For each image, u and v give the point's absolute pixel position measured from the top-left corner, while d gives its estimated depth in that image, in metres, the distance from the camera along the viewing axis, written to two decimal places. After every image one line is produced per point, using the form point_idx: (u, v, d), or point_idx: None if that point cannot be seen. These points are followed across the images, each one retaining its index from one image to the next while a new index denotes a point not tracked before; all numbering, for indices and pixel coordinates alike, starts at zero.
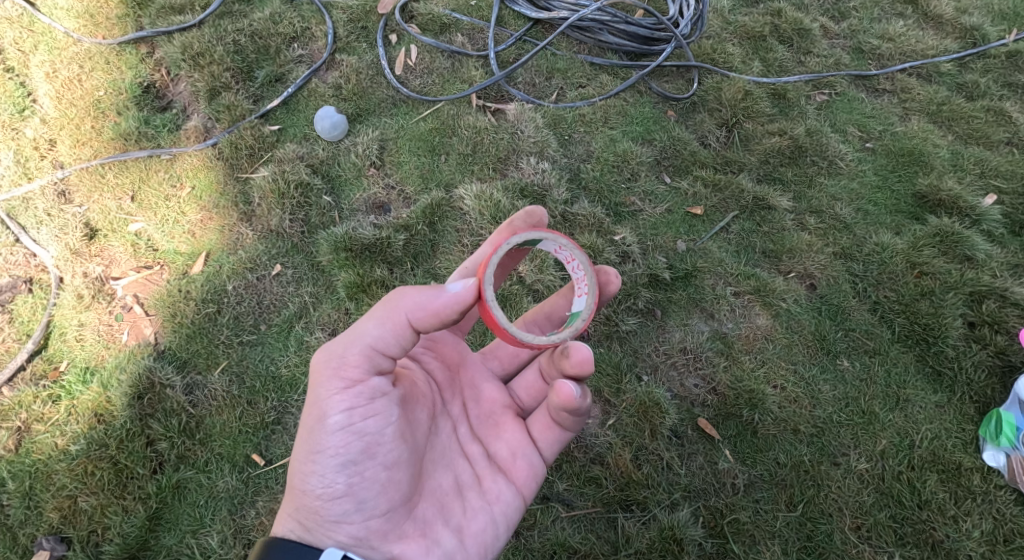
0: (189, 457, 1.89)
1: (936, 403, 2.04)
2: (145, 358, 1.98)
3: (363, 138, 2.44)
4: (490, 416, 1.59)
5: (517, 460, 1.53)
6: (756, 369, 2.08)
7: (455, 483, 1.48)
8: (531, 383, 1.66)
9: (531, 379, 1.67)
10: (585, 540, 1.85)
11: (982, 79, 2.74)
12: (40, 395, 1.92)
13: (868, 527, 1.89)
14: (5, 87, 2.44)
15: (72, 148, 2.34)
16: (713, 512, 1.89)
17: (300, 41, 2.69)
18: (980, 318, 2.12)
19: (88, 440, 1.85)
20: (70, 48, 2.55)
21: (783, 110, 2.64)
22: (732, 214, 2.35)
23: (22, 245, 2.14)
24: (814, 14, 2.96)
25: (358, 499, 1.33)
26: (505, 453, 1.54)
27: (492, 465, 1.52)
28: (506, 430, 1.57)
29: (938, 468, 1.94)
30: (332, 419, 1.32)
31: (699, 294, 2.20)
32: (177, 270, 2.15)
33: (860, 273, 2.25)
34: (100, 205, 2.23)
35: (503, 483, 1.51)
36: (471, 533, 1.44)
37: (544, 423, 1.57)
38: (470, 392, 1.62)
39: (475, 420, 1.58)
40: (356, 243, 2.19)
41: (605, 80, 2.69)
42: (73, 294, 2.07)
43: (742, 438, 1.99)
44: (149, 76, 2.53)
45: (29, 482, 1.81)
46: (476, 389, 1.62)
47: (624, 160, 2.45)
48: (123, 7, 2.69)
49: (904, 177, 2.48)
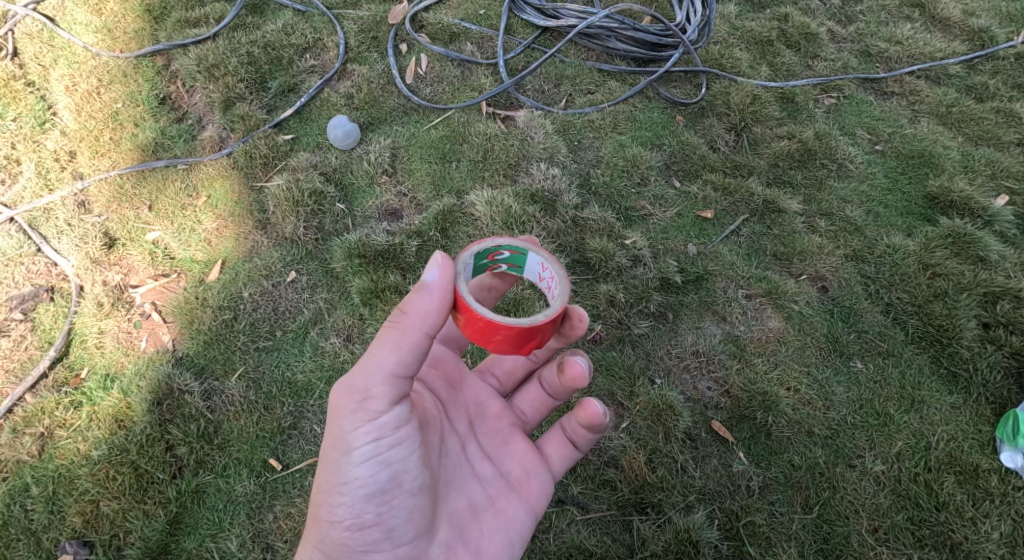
0: (208, 461, 1.91)
1: (952, 404, 2.04)
2: (164, 365, 2.01)
3: (375, 146, 2.47)
4: (499, 433, 1.64)
5: (530, 479, 1.60)
6: (769, 371, 2.08)
7: (470, 503, 1.50)
8: (534, 399, 1.74)
9: (537, 399, 1.74)
10: (601, 543, 1.85)
11: (991, 81, 2.75)
12: (62, 402, 1.95)
13: (885, 529, 1.88)
14: (26, 101, 2.49)
15: (91, 159, 2.38)
16: (728, 514, 1.89)
17: (313, 52, 2.73)
18: (994, 318, 2.12)
19: (110, 446, 1.88)
20: (89, 62, 2.60)
21: (792, 113, 2.65)
22: (742, 218, 2.36)
23: (43, 254, 2.18)
24: (820, 18, 2.98)
25: (383, 526, 1.35)
26: (518, 471, 1.59)
27: (505, 484, 1.57)
28: (515, 447, 1.62)
29: (956, 470, 1.93)
30: (358, 445, 1.31)
31: (710, 297, 2.21)
32: (193, 278, 2.19)
33: (872, 274, 2.25)
34: (119, 214, 2.28)
35: (521, 502, 1.57)
36: (488, 553, 1.48)
37: (559, 441, 1.67)
38: (475, 409, 1.65)
39: (484, 437, 1.61)
40: (369, 250, 2.22)
41: (613, 86, 2.71)
42: (93, 302, 2.11)
43: (756, 440, 1.99)
44: (165, 88, 2.58)
45: (52, 487, 1.84)
46: (481, 405, 1.67)
47: (634, 165, 2.47)
48: (140, 21, 2.75)
49: (915, 179, 2.48)
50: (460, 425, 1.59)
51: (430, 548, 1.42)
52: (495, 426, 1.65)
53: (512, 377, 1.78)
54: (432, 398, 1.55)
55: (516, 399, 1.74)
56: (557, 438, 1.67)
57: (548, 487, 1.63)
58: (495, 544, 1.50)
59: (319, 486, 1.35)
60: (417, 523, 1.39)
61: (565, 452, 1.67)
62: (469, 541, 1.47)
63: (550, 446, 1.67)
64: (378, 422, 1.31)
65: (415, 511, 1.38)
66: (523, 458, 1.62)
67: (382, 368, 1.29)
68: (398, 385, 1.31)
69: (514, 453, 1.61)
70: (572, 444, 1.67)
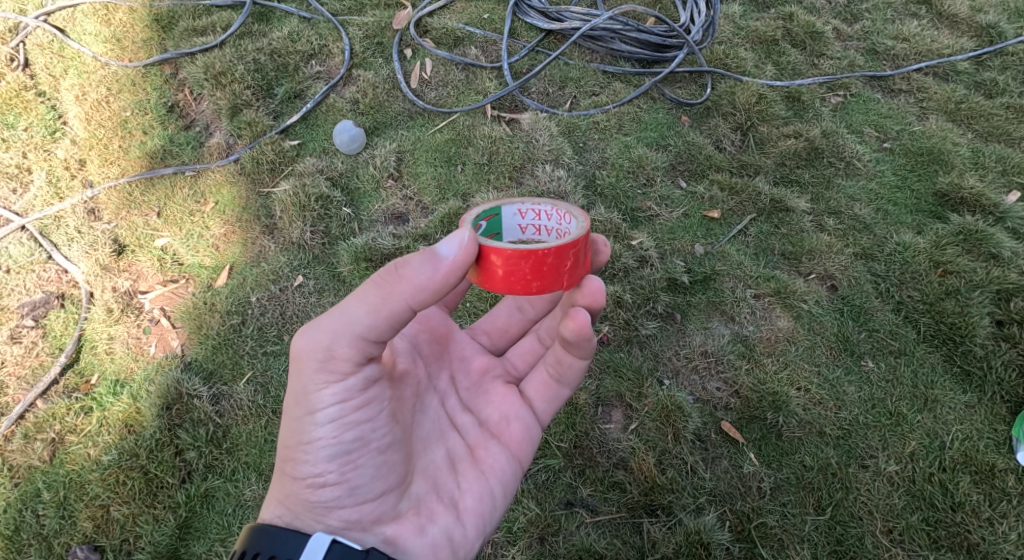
0: (217, 466, 1.91)
1: (966, 403, 2.01)
2: (173, 370, 2.02)
3: (380, 151, 2.48)
4: (479, 385, 1.62)
5: (509, 424, 1.56)
6: (779, 372, 2.06)
7: (445, 457, 1.49)
8: (525, 352, 1.71)
9: (539, 381, 1.63)
10: (610, 546, 1.83)
11: (1000, 77, 2.72)
12: (73, 407, 1.96)
13: (900, 531, 1.84)
14: (37, 111, 2.52)
15: (101, 167, 2.40)
16: (739, 516, 1.87)
17: (318, 58, 2.75)
18: (1008, 316, 2.09)
19: (120, 450, 1.89)
20: (98, 72, 2.63)
21: (798, 112, 2.63)
22: (749, 218, 2.35)
23: (54, 261, 2.20)
24: (826, 17, 2.97)
25: (347, 485, 1.33)
26: (496, 418, 1.57)
27: (484, 431, 1.55)
28: (493, 393, 1.61)
29: (971, 470, 1.90)
30: (324, 406, 1.28)
31: (718, 297, 2.20)
32: (201, 283, 2.20)
33: (882, 273, 2.23)
34: (128, 221, 2.29)
35: (504, 452, 1.53)
36: (466, 507, 1.46)
37: (544, 384, 1.62)
38: (457, 363, 1.65)
39: (465, 391, 1.61)
40: (375, 254, 2.23)
41: (618, 88, 2.71)
42: (103, 308, 2.12)
43: (765, 441, 1.97)
44: (173, 96, 2.61)
45: (63, 492, 1.85)
46: (463, 360, 1.66)
47: (639, 166, 2.46)
48: (148, 31, 2.78)
49: (924, 176, 2.46)
50: (442, 381, 1.59)
51: (402, 500, 1.41)
52: (476, 379, 1.63)
53: (505, 334, 1.77)
54: (411, 352, 1.55)
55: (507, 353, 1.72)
56: (543, 381, 1.62)
57: (530, 432, 1.58)
58: (473, 495, 1.48)
59: (284, 442, 1.34)
60: (385, 478, 1.37)
61: (548, 398, 1.62)
62: (444, 493, 1.45)
63: (532, 391, 1.62)
64: (346, 383, 1.27)
65: (383, 467, 1.37)
66: (503, 404, 1.58)
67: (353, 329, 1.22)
68: (370, 347, 1.25)
69: (493, 399, 1.59)
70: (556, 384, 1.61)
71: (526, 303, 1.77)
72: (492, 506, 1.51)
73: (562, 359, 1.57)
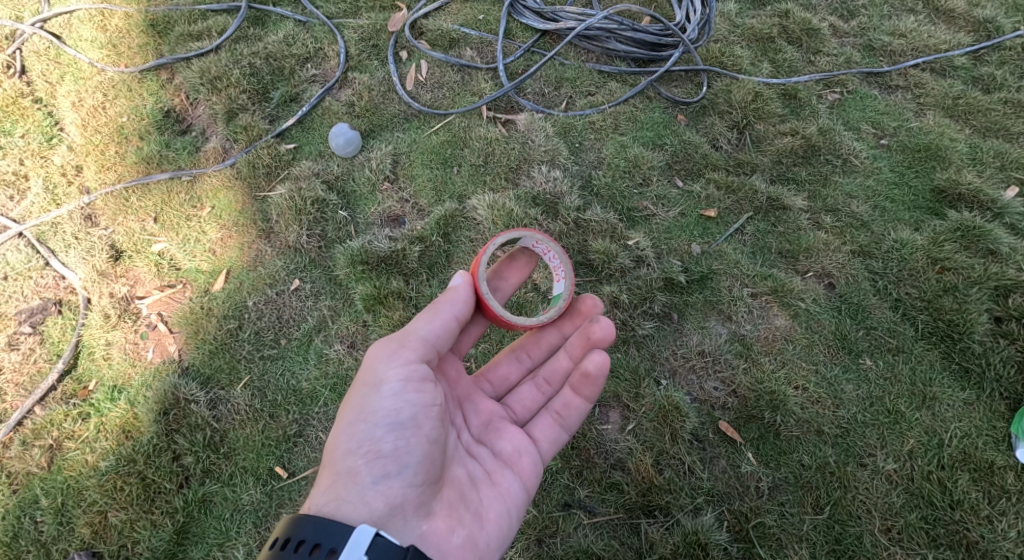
0: (214, 471, 1.92)
1: (964, 401, 2.00)
2: (170, 375, 2.02)
3: (376, 153, 2.49)
4: (490, 423, 1.72)
5: (522, 456, 1.66)
6: (776, 370, 2.06)
7: (469, 475, 1.58)
8: (525, 395, 1.82)
9: (544, 421, 1.75)
10: (608, 547, 1.83)
11: (998, 72, 2.71)
12: (71, 414, 1.97)
13: (899, 529, 1.84)
14: (33, 117, 2.52)
15: (98, 173, 2.41)
16: (737, 516, 1.86)
17: (313, 61, 2.75)
18: (1006, 312, 2.08)
19: (118, 456, 1.89)
20: (94, 78, 2.64)
21: (795, 110, 2.63)
22: (746, 216, 2.34)
23: (51, 268, 2.21)
24: (822, 13, 2.96)
25: (399, 461, 1.45)
26: (509, 449, 1.67)
27: (499, 460, 1.64)
28: (507, 430, 1.70)
29: (970, 467, 1.89)
30: (388, 380, 1.49)
31: (715, 297, 2.19)
32: (199, 288, 2.20)
33: (880, 270, 2.22)
34: (125, 227, 2.30)
35: (517, 474, 1.64)
36: (489, 519, 1.55)
37: (548, 425, 1.74)
38: (467, 404, 1.73)
39: (476, 427, 1.70)
40: (372, 256, 2.23)
41: (614, 87, 2.71)
42: (101, 314, 2.13)
43: (764, 440, 1.96)
44: (169, 101, 2.61)
45: (62, 498, 1.85)
46: (473, 402, 1.75)
47: (635, 166, 2.46)
48: (144, 36, 2.78)
49: (922, 173, 2.44)
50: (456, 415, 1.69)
51: (432, 500, 1.49)
52: (487, 417, 1.73)
53: (506, 382, 1.87)
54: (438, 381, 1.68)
55: (508, 400, 1.82)
56: (547, 422, 1.74)
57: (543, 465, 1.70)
58: (495, 511, 1.57)
59: (345, 417, 1.49)
60: (427, 471, 1.48)
61: (555, 435, 1.75)
62: (471, 505, 1.54)
63: (540, 428, 1.74)
64: (410, 364, 1.52)
65: (427, 460, 1.48)
66: (516, 437, 1.69)
67: (421, 330, 1.56)
68: (433, 345, 1.57)
69: (506, 433, 1.69)
70: (562, 427, 1.75)
71: (524, 352, 1.87)
72: (511, 526, 1.59)
73: (570, 402, 1.75)
